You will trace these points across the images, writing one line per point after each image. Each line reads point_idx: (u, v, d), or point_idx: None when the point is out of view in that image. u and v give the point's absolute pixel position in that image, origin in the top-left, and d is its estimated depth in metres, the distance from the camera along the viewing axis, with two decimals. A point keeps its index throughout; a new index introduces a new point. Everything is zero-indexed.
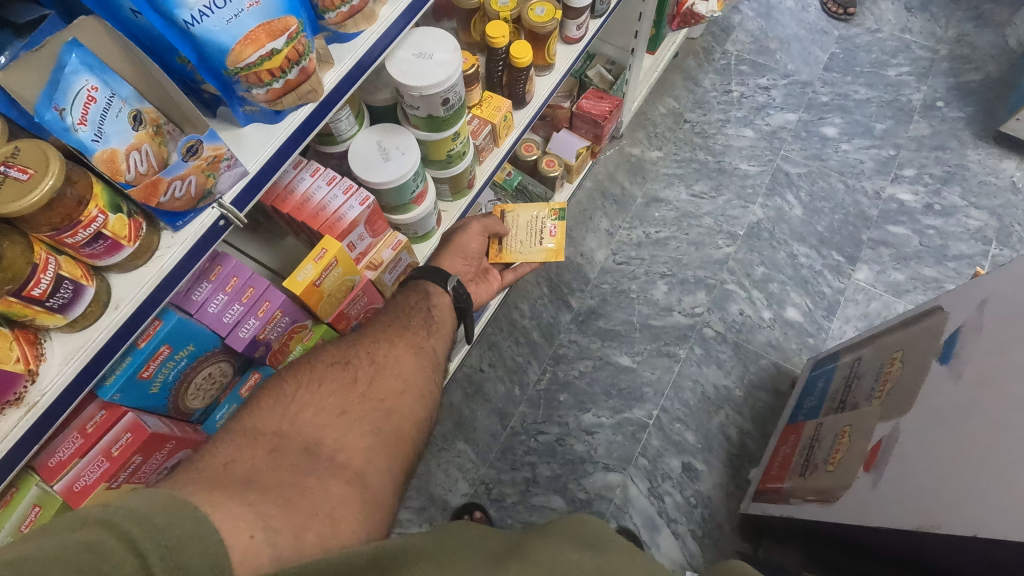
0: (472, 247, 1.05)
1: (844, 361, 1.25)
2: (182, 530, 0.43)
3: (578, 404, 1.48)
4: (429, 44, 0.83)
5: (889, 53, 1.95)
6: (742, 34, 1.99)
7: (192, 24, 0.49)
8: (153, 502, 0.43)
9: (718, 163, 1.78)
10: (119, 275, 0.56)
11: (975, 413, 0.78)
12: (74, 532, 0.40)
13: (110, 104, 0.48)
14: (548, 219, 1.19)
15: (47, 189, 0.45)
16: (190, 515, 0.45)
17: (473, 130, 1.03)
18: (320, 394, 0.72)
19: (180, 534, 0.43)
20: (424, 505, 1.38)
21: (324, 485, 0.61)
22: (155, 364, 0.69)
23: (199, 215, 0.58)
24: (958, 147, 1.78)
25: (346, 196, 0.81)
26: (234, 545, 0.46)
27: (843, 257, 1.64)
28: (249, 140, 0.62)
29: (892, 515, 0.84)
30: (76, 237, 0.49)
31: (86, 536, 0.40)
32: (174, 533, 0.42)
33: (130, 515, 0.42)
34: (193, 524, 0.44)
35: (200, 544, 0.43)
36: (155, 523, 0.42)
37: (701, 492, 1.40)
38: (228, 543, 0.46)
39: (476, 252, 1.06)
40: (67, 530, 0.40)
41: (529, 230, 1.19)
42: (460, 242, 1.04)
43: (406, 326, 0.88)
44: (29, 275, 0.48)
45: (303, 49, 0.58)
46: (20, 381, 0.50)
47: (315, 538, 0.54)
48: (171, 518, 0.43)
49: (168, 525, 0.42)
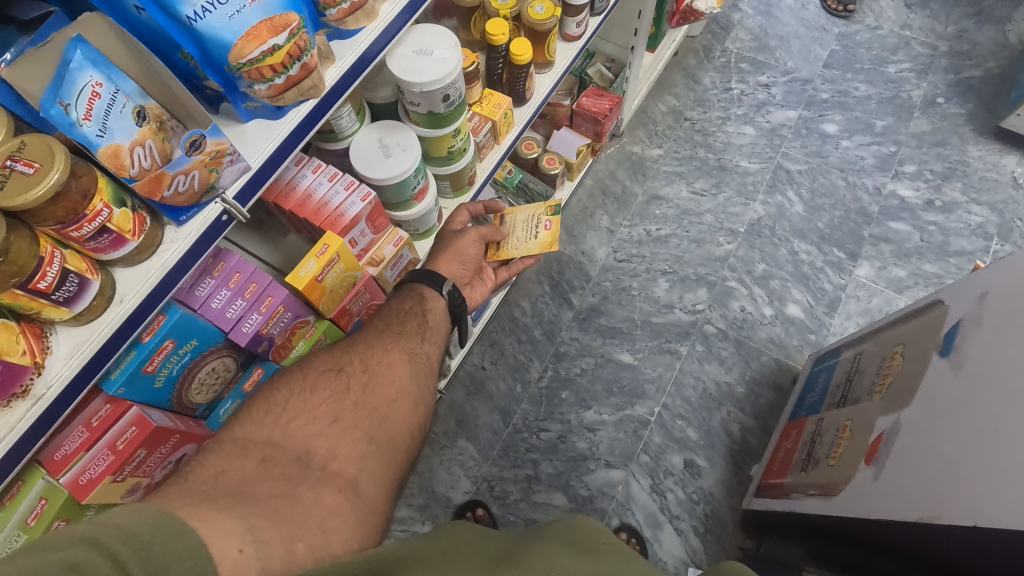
0: (467, 252, 1.03)
1: (845, 356, 1.25)
2: (169, 548, 0.43)
3: (579, 401, 1.49)
4: (429, 40, 0.83)
5: (889, 49, 1.95)
6: (742, 32, 2.00)
7: (194, 20, 0.49)
8: (139, 517, 0.43)
9: (719, 160, 1.79)
10: (123, 270, 0.57)
11: (976, 405, 0.78)
12: (59, 550, 0.39)
13: (114, 100, 0.49)
14: (543, 215, 1.19)
15: (53, 182, 0.46)
16: (178, 529, 0.44)
17: (473, 126, 1.04)
18: (314, 401, 0.73)
19: (167, 551, 0.42)
20: (426, 502, 1.39)
21: (316, 494, 0.60)
22: (160, 359, 0.69)
23: (202, 210, 0.59)
24: (959, 143, 1.78)
25: (348, 192, 0.82)
26: (222, 560, 0.46)
27: (844, 253, 1.64)
28: (251, 136, 0.63)
29: (893, 506, 0.84)
30: (82, 230, 0.50)
31: (72, 555, 0.39)
32: (161, 551, 0.42)
33: (117, 533, 0.41)
34: (180, 540, 0.43)
35: (187, 562, 0.43)
36: (143, 540, 0.42)
37: (703, 488, 1.40)
38: (216, 556, 0.45)
39: (472, 256, 1.04)
40: (51, 547, 0.39)
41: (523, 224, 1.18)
42: (457, 247, 1.01)
43: (400, 332, 0.89)
44: (35, 268, 0.48)
45: (304, 45, 0.58)
46: (26, 374, 0.51)
47: (307, 548, 0.53)
48: (159, 534, 0.43)
49: (156, 543, 0.42)
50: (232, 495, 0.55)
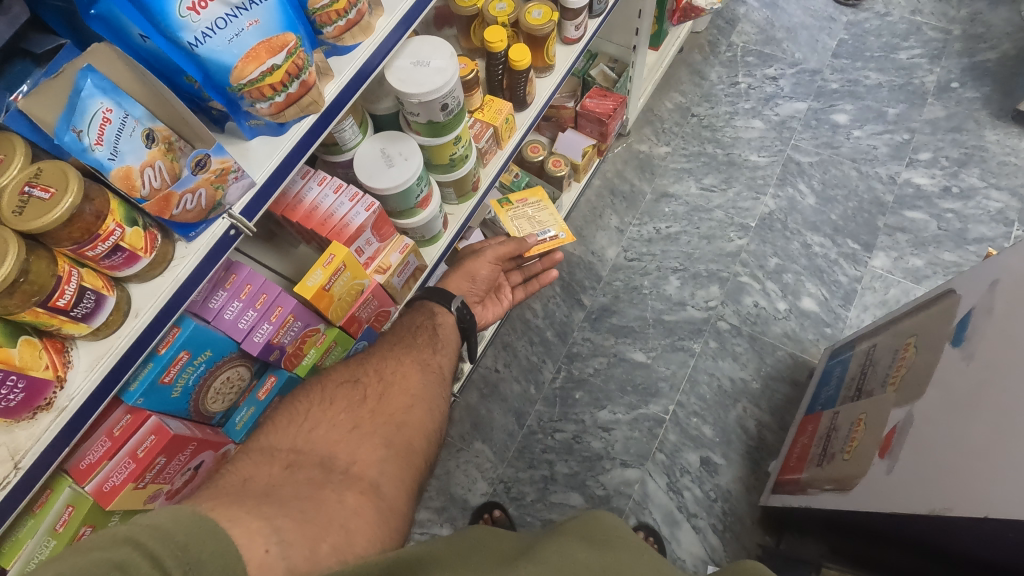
0: (481, 273, 1.10)
1: (861, 348, 1.23)
2: (203, 548, 0.45)
3: (594, 401, 1.49)
4: (426, 52, 0.85)
5: (900, 36, 1.92)
6: (748, 25, 1.98)
7: (195, 45, 0.51)
8: (176, 519, 0.45)
9: (728, 155, 1.78)
10: (137, 285, 0.59)
11: (988, 392, 0.77)
12: (104, 550, 0.41)
13: (124, 124, 0.51)
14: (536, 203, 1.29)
15: (66, 207, 0.49)
16: (211, 530, 0.46)
17: (476, 133, 1.06)
18: (333, 411, 0.75)
19: (201, 552, 0.44)
20: (444, 505, 1.40)
21: (339, 496, 0.62)
22: (176, 369, 0.72)
23: (210, 225, 0.62)
24: (975, 128, 1.74)
25: (352, 203, 0.84)
26: (250, 560, 0.47)
27: (859, 244, 1.62)
28: (255, 153, 0.65)
29: (908, 498, 0.83)
30: (96, 249, 0.53)
31: (116, 555, 0.41)
32: (195, 550, 0.44)
33: (156, 533, 0.43)
34: (213, 541, 0.46)
35: (219, 561, 0.45)
36: (179, 541, 0.44)
37: (721, 485, 1.39)
38: (245, 555, 0.47)
39: (485, 276, 1.11)
40: (95, 547, 0.41)
41: (528, 223, 1.27)
42: (470, 267, 1.09)
43: (412, 344, 0.93)
44: (54, 286, 0.51)
45: (302, 63, 0.60)
46: (50, 387, 0.54)
47: (330, 548, 0.55)
48: (193, 535, 0.45)
49: (191, 542, 0.44)
50: (259, 497, 0.57)
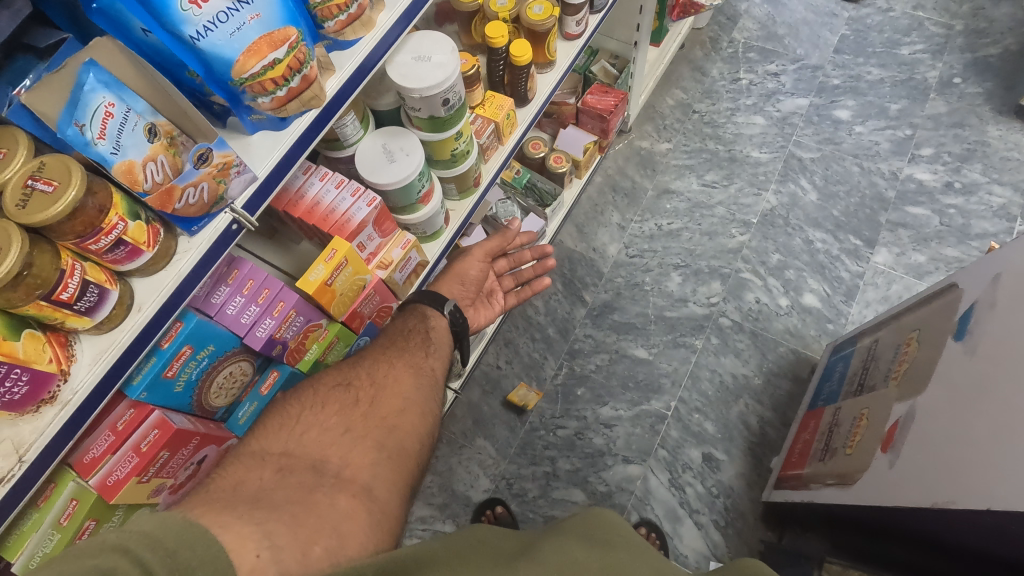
0: (470, 274, 1.10)
1: (862, 344, 1.23)
2: (193, 553, 0.44)
3: (595, 398, 1.49)
4: (427, 47, 0.85)
5: (901, 31, 1.91)
6: (749, 21, 1.98)
7: (197, 39, 0.52)
8: (165, 525, 0.45)
9: (729, 151, 1.77)
10: (140, 280, 0.60)
11: (989, 388, 0.77)
12: (92, 558, 0.41)
13: (127, 118, 0.51)
14: None
15: (70, 199, 0.49)
16: (201, 535, 0.46)
17: (477, 129, 1.06)
18: (325, 415, 0.76)
19: (190, 558, 0.44)
20: (446, 502, 1.40)
21: (332, 499, 0.62)
22: (178, 364, 0.72)
23: (212, 220, 0.62)
24: (977, 124, 1.74)
25: (354, 198, 0.84)
26: (240, 565, 0.47)
27: (861, 240, 1.62)
28: (257, 148, 0.65)
29: (910, 494, 0.83)
30: (100, 243, 0.53)
31: (103, 562, 0.41)
32: (185, 556, 0.44)
33: (145, 540, 0.43)
34: (204, 547, 0.45)
35: (209, 567, 0.45)
36: (168, 546, 0.43)
37: (723, 481, 1.39)
38: (234, 560, 0.47)
39: (475, 277, 1.11)
40: (84, 554, 0.41)
41: None
42: (459, 269, 1.10)
43: (405, 348, 0.93)
44: (57, 280, 0.51)
45: (303, 58, 0.60)
46: (54, 380, 0.54)
47: (322, 551, 0.55)
48: (183, 541, 0.44)
49: (180, 548, 0.44)
50: (251, 502, 0.57)
